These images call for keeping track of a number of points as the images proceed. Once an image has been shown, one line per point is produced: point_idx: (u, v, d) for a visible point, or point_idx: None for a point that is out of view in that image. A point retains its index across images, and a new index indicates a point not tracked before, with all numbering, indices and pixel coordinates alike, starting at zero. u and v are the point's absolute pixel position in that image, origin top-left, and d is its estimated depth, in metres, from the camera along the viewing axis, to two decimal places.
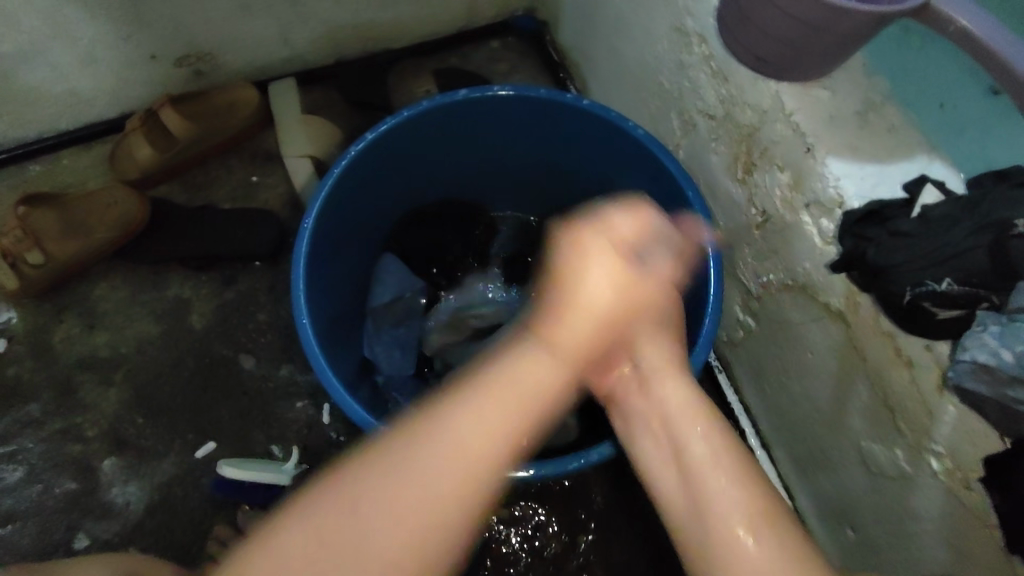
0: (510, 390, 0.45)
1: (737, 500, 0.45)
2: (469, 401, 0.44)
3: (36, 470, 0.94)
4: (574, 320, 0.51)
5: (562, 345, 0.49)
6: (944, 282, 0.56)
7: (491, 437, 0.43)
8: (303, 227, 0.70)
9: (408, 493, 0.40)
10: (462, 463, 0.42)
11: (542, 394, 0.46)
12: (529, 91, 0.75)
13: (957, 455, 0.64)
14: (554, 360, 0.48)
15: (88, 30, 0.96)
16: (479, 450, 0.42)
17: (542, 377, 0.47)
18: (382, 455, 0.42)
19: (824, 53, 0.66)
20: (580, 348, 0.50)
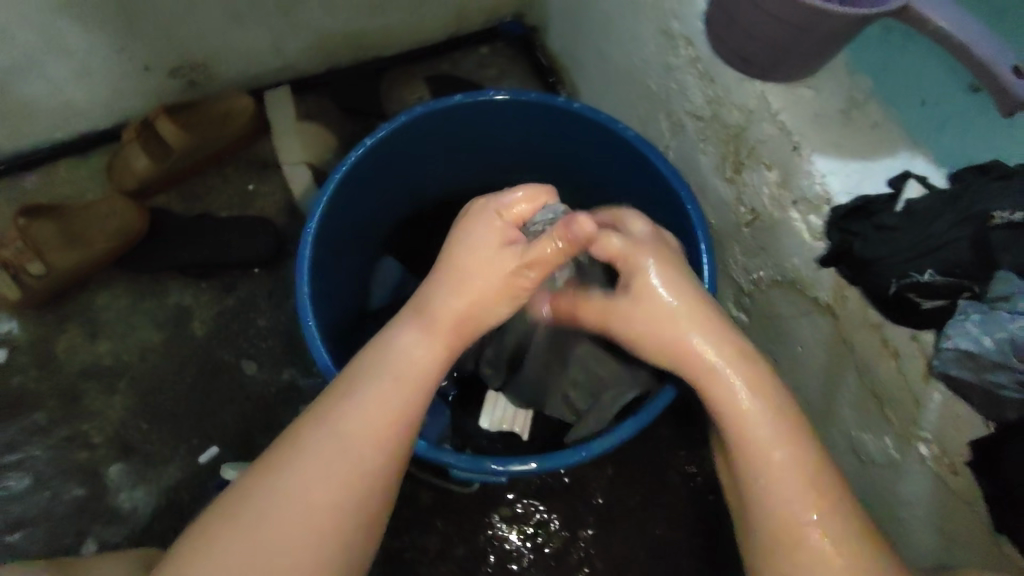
0: (389, 381, 0.60)
1: (790, 497, 0.53)
2: (352, 399, 0.58)
3: (43, 477, 0.96)
4: (434, 329, 0.63)
5: (438, 325, 0.63)
6: (927, 273, 0.59)
7: (380, 418, 0.58)
8: (305, 233, 0.72)
9: (320, 478, 0.55)
10: (369, 443, 0.57)
11: (417, 372, 0.61)
12: (522, 94, 0.77)
13: (943, 441, 0.66)
14: (426, 337, 0.63)
15: (83, 43, 0.97)
16: (366, 437, 0.57)
17: (424, 359, 0.62)
18: (305, 437, 0.57)
19: (806, 53, 0.68)
20: (433, 358, 0.62)
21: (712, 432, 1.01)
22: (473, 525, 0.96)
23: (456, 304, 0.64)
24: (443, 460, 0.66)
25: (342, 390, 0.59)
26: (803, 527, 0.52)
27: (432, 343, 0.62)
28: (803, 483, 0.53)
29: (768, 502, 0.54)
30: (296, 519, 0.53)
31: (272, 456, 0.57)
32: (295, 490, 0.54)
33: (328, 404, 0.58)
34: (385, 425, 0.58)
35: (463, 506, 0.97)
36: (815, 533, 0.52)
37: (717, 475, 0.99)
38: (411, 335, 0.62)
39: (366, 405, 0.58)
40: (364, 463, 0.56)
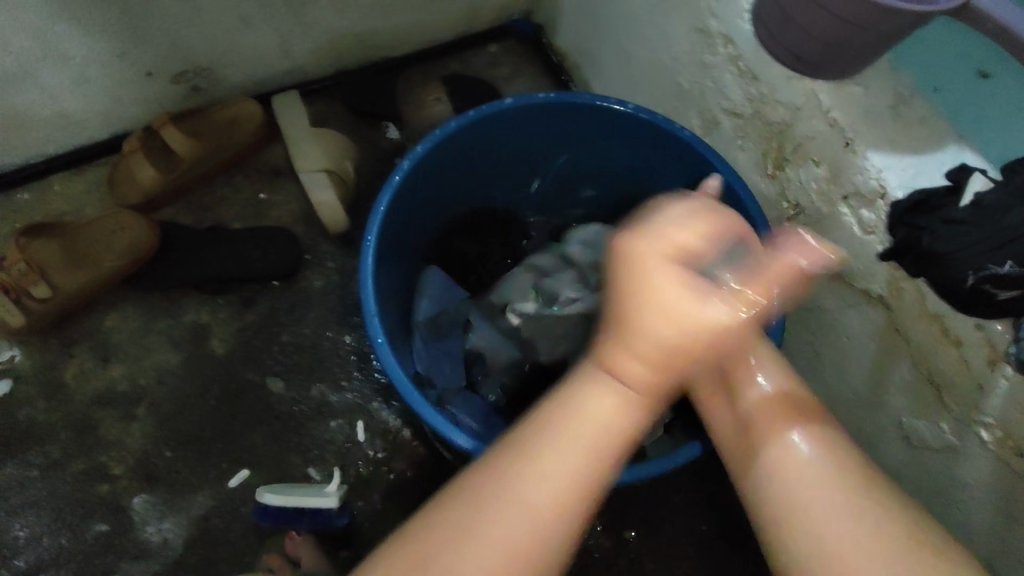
0: (585, 438, 0.42)
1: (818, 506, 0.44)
2: (577, 443, 0.41)
3: (63, 513, 0.91)
4: (638, 362, 0.43)
5: (636, 384, 0.43)
6: (1006, 265, 0.59)
7: (569, 481, 0.41)
8: (367, 242, 0.74)
9: (522, 526, 0.39)
10: (580, 503, 0.41)
11: (624, 439, 0.42)
12: (571, 97, 0.79)
13: (1008, 426, 0.68)
14: (628, 395, 0.43)
15: (82, 50, 0.91)
16: (570, 493, 0.40)
17: (621, 418, 0.43)
18: (508, 488, 0.40)
19: (863, 50, 0.67)
20: (655, 380, 0.43)
21: None
22: None
23: (684, 310, 0.43)
24: None
25: (547, 432, 0.42)
26: (816, 475, 0.46)
27: (641, 405, 0.43)
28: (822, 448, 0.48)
29: (769, 456, 0.49)
30: (495, 572, 0.38)
31: (472, 494, 0.41)
32: (486, 538, 0.39)
33: (532, 438, 0.42)
34: (580, 496, 0.41)
35: None
36: (822, 480, 0.46)
37: None
38: (599, 390, 0.43)
39: (559, 467, 0.41)
40: (568, 524, 0.40)
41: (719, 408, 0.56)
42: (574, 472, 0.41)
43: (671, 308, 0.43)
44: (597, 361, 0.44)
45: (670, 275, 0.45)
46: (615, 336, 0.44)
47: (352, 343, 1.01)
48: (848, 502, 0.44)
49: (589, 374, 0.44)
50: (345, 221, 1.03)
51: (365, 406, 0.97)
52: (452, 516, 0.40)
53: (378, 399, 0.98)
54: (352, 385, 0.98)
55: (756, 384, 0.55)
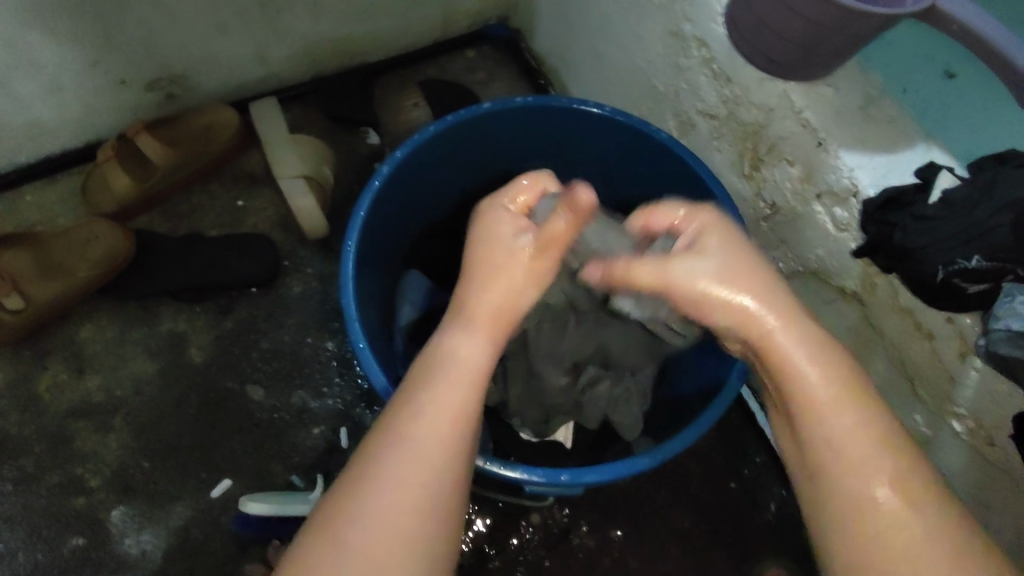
0: (452, 376, 0.52)
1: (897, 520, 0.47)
2: (434, 387, 0.51)
3: (39, 529, 0.90)
4: (482, 307, 0.56)
5: (479, 319, 0.56)
6: (973, 260, 0.60)
7: (440, 417, 0.50)
8: (346, 248, 0.74)
9: (404, 477, 0.48)
10: (445, 437, 0.50)
11: (474, 368, 0.53)
12: (549, 101, 0.80)
13: (979, 416, 0.69)
14: (477, 334, 0.55)
15: (53, 57, 0.89)
16: (432, 433, 0.49)
17: (471, 355, 0.54)
18: (387, 445, 0.49)
19: (833, 52, 0.68)
20: (497, 308, 0.56)
21: (728, 423, 1.02)
22: (503, 531, 0.95)
23: (499, 296, 0.56)
24: (516, 478, 0.66)
25: (409, 390, 0.52)
26: (905, 534, 0.46)
27: (484, 334, 0.55)
28: (895, 471, 0.48)
29: (857, 511, 0.48)
30: (392, 515, 0.47)
31: (363, 463, 0.49)
32: (384, 489, 0.47)
33: (400, 406, 0.51)
34: (443, 426, 0.50)
35: (491, 519, 0.95)
36: (903, 534, 0.46)
37: (736, 463, 1.00)
38: (464, 337, 0.55)
39: (421, 417, 0.50)
40: (436, 441, 0.49)
41: (789, 430, 0.53)
42: (445, 406, 0.51)
43: (503, 249, 0.58)
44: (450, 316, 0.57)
45: (505, 224, 0.60)
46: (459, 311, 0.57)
47: (333, 349, 1.00)
48: (920, 545, 0.46)
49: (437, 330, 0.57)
50: (326, 226, 1.03)
51: (347, 411, 0.97)
52: (351, 474, 0.49)
53: (359, 404, 0.97)
54: (334, 391, 0.98)
55: (836, 415, 0.50)
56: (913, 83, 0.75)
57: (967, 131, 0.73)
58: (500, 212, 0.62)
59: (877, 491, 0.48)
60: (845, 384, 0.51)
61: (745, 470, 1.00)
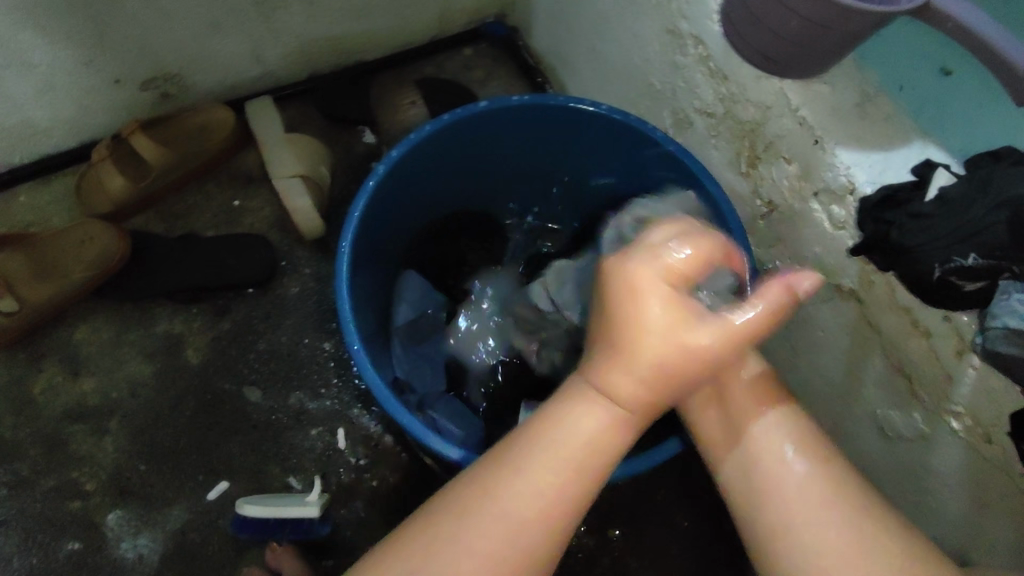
0: (553, 456, 0.48)
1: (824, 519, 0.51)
2: (534, 458, 0.49)
3: (35, 532, 0.89)
4: (639, 371, 0.47)
5: (646, 378, 0.48)
6: (970, 257, 0.61)
7: (538, 501, 0.48)
8: (342, 249, 0.74)
9: (479, 544, 0.47)
10: (535, 517, 0.48)
11: (592, 452, 0.49)
12: (545, 99, 0.79)
13: (977, 414, 0.69)
14: (605, 408, 0.49)
15: (46, 57, 0.89)
16: (525, 513, 0.48)
17: (589, 428, 0.49)
18: (472, 508, 0.48)
19: (829, 49, 0.68)
20: (641, 400, 0.49)
21: None
22: None
23: (659, 344, 0.47)
24: None
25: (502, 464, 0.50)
26: (838, 542, 0.50)
27: (621, 412, 0.49)
28: (829, 493, 0.52)
29: (785, 513, 0.52)
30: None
31: (430, 514, 0.49)
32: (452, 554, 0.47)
33: (499, 472, 0.49)
34: (541, 514, 0.48)
35: None
36: (820, 517, 0.51)
37: None
38: (593, 409, 0.49)
39: (519, 497, 0.48)
40: (531, 527, 0.48)
41: (736, 463, 0.57)
42: (547, 494, 0.48)
43: (659, 335, 0.47)
44: (584, 369, 0.51)
45: (661, 301, 0.48)
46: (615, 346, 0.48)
47: (330, 349, 1.00)
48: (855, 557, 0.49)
49: (575, 381, 0.51)
50: (322, 226, 1.03)
51: (344, 412, 0.96)
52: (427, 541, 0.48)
53: (357, 405, 0.97)
54: (331, 392, 0.97)
55: (777, 445, 0.55)
56: (909, 80, 0.75)
57: (963, 128, 0.73)
58: (648, 270, 0.49)
59: (802, 485, 0.53)
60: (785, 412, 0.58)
61: None
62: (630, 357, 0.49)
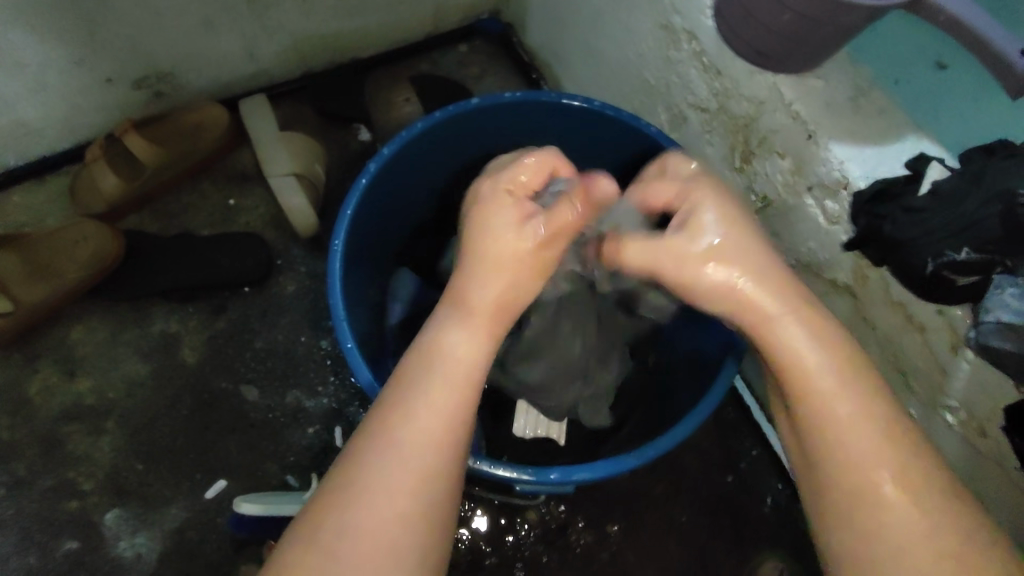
0: (442, 376, 0.52)
1: (888, 476, 0.47)
2: (428, 380, 0.51)
3: (32, 532, 0.89)
4: (478, 316, 0.56)
5: (479, 314, 0.56)
6: (963, 252, 0.61)
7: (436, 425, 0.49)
8: (335, 247, 0.73)
9: (396, 470, 0.47)
10: (434, 433, 0.49)
11: (467, 371, 0.53)
12: (538, 95, 0.79)
13: (971, 408, 0.70)
14: (469, 329, 0.55)
15: (37, 56, 0.88)
16: (427, 440, 0.49)
17: (469, 353, 0.54)
18: (376, 434, 0.49)
19: (823, 43, 0.68)
20: (494, 299, 0.57)
21: (723, 416, 1.02)
22: (500, 527, 0.95)
23: (492, 293, 0.57)
24: (507, 477, 0.66)
25: (398, 394, 0.51)
26: (896, 508, 0.46)
27: (477, 333, 0.55)
28: (931, 521, 0.46)
29: (875, 523, 0.47)
30: (380, 525, 0.45)
31: (355, 449, 0.49)
32: (372, 478, 0.47)
33: (399, 385, 0.52)
34: (434, 441, 0.49)
35: (489, 515, 0.95)
36: (921, 534, 0.45)
37: (732, 456, 1.00)
38: (464, 332, 0.55)
39: (417, 422, 0.49)
40: (431, 449, 0.48)
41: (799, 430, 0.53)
42: (441, 417, 0.50)
43: (502, 237, 0.59)
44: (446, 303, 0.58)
45: (506, 211, 0.61)
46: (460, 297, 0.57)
47: (327, 348, 1.00)
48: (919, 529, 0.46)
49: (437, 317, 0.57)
50: (316, 224, 1.03)
51: (341, 411, 0.97)
52: (340, 480, 0.48)
53: (353, 403, 0.97)
54: (327, 391, 0.97)
55: (844, 397, 0.50)
56: (906, 73, 0.75)
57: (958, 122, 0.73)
58: (497, 193, 0.63)
59: (869, 460, 0.48)
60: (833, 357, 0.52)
61: (741, 464, 1.00)
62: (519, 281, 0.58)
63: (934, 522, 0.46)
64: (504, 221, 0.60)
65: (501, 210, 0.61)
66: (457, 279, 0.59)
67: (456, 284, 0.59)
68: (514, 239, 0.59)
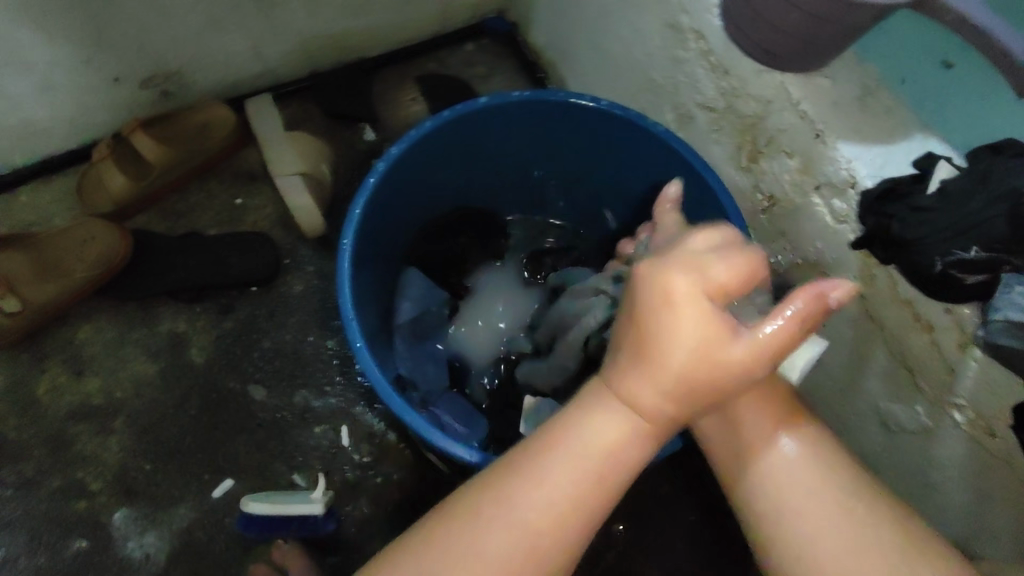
0: (573, 454, 0.48)
1: (800, 478, 0.53)
2: (553, 458, 0.48)
3: (41, 531, 0.90)
4: (660, 384, 0.47)
5: (662, 391, 0.47)
6: (972, 250, 0.61)
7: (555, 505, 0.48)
8: (343, 246, 0.74)
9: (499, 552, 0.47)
10: (559, 516, 0.48)
11: (619, 469, 0.48)
12: (546, 95, 0.79)
13: (979, 407, 0.70)
14: (655, 382, 0.47)
15: (45, 56, 0.89)
16: (535, 517, 0.47)
17: (613, 433, 0.48)
18: (484, 509, 0.48)
19: (831, 42, 0.68)
20: (665, 410, 0.48)
21: None
22: None
23: (694, 352, 0.46)
24: None
25: (520, 470, 0.49)
26: (820, 510, 0.51)
27: (669, 393, 0.47)
28: (842, 510, 0.51)
29: (788, 511, 0.52)
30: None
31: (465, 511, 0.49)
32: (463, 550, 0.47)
33: (527, 461, 0.49)
34: (546, 527, 0.47)
35: None
36: (840, 520, 0.51)
37: None
38: (622, 414, 0.48)
39: (533, 502, 0.48)
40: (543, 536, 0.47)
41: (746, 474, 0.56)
42: (569, 494, 0.48)
43: (691, 346, 0.46)
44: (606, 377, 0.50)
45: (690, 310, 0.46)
46: (637, 358, 0.48)
47: (333, 347, 1.00)
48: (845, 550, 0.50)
49: (604, 389, 0.50)
50: (322, 224, 1.03)
51: (349, 410, 0.97)
52: (427, 540, 0.48)
53: (360, 402, 0.97)
54: (335, 390, 0.98)
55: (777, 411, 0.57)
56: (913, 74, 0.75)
57: None
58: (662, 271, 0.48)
59: (786, 461, 0.54)
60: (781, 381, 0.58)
61: None
62: (721, 363, 0.47)
63: (836, 511, 0.51)
64: (693, 307, 0.46)
65: (656, 298, 0.47)
66: (615, 357, 0.50)
67: (609, 367, 0.50)
68: (690, 297, 0.46)
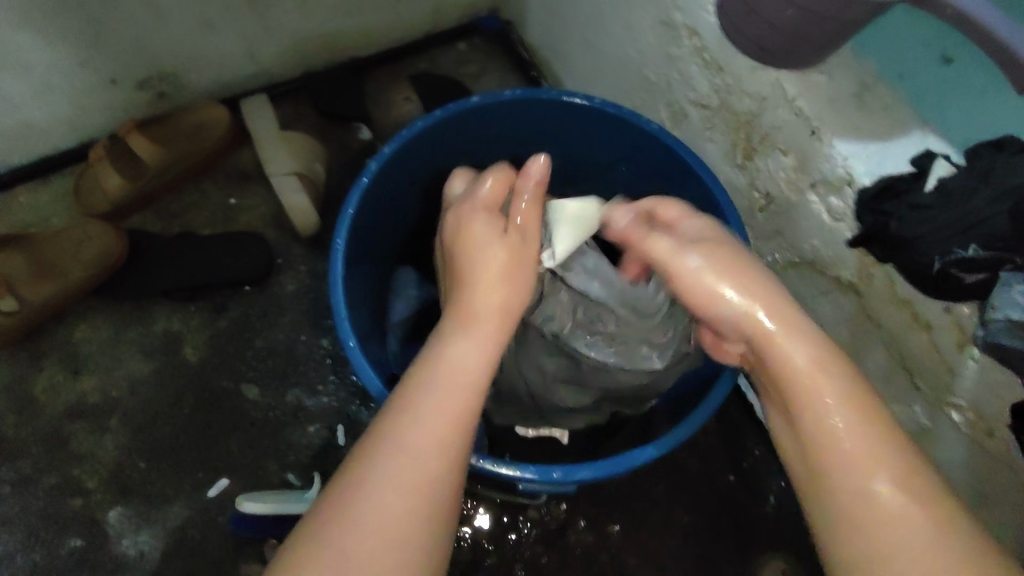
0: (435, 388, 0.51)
1: (874, 474, 0.48)
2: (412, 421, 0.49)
3: (36, 531, 0.90)
4: (481, 319, 0.56)
5: (484, 319, 0.57)
6: (971, 248, 0.59)
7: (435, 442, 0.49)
8: (334, 246, 0.73)
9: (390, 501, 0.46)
10: (435, 458, 0.48)
11: (475, 375, 0.53)
12: (538, 93, 0.79)
13: (978, 407, 0.68)
14: (476, 336, 0.55)
15: (40, 58, 0.89)
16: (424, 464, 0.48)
17: (470, 358, 0.54)
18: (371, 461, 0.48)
19: (826, 39, 0.67)
20: (495, 306, 0.58)
21: (726, 414, 1.01)
22: (501, 526, 0.95)
23: (495, 287, 0.59)
24: (509, 475, 0.66)
25: (383, 430, 0.49)
26: (914, 530, 0.46)
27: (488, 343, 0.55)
28: (925, 521, 0.46)
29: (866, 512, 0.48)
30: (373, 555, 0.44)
31: (357, 462, 0.48)
32: (377, 491, 0.46)
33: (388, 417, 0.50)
34: (429, 470, 0.48)
35: (489, 515, 0.95)
36: (914, 531, 0.46)
37: (735, 456, 1.00)
38: (466, 340, 0.55)
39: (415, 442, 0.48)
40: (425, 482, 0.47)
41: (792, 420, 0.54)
42: (438, 438, 0.49)
43: (497, 264, 0.60)
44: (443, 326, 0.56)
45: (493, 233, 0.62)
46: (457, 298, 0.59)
47: (328, 346, 1.00)
48: (934, 547, 0.45)
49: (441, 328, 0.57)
50: (318, 223, 1.02)
51: (343, 409, 0.96)
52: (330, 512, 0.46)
53: (354, 402, 0.97)
54: (329, 389, 0.97)
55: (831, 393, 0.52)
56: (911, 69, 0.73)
57: None
58: (483, 220, 0.63)
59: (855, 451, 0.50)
60: (817, 353, 0.54)
61: (744, 464, 0.99)
62: (514, 281, 0.60)
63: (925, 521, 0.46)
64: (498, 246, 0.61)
65: (482, 223, 0.63)
66: (454, 298, 0.59)
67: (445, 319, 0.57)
68: (502, 239, 0.61)
